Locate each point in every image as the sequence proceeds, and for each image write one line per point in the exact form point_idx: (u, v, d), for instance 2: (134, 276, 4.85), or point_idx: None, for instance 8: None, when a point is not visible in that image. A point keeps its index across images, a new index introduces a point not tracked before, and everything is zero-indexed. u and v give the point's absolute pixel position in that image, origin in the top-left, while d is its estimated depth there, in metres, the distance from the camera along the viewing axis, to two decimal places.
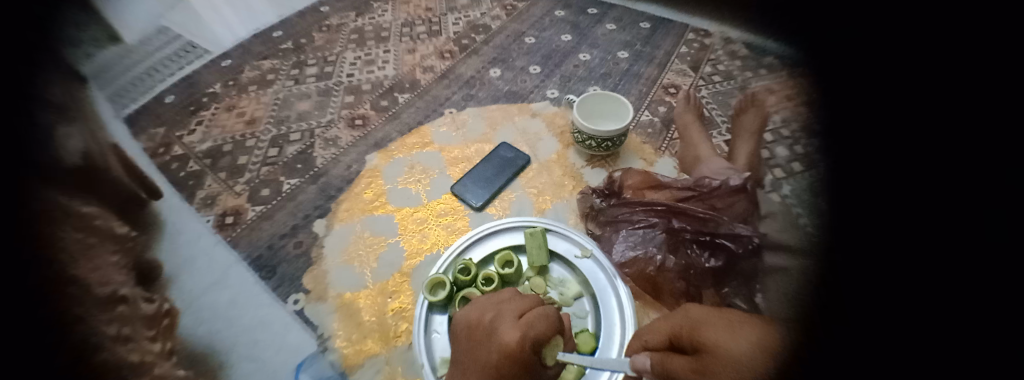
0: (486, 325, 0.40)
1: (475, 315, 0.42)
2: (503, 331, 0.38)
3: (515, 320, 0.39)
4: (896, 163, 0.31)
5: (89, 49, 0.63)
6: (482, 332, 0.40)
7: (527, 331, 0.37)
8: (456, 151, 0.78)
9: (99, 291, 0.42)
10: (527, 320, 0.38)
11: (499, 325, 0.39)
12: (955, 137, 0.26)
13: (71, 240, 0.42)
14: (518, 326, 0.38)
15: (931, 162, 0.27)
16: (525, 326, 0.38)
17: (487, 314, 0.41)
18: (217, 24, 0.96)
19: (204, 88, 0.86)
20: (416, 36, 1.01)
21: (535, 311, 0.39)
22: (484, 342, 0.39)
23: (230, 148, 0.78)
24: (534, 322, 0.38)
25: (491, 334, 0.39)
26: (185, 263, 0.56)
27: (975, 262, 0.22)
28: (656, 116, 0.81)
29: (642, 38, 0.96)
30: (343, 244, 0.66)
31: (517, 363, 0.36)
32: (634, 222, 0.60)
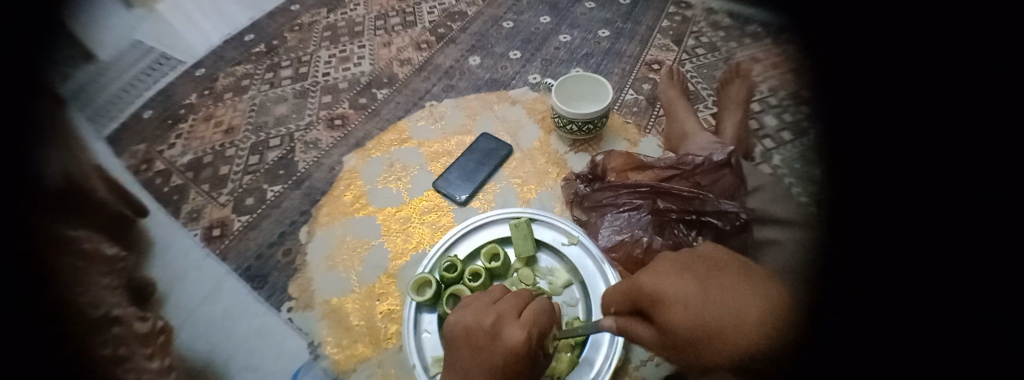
0: (488, 330, 0.39)
1: (473, 320, 0.41)
2: (509, 333, 0.38)
3: (518, 319, 0.40)
4: (911, 245, 0.29)
5: None
6: (482, 337, 0.39)
7: (530, 327, 0.39)
8: (436, 146, 0.76)
9: (92, 313, 0.41)
10: (529, 318, 0.40)
11: (502, 326, 0.39)
12: (956, 236, 0.25)
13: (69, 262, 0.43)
14: (522, 325, 0.39)
15: (937, 249, 0.26)
16: (529, 322, 0.39)
17: (486, 317, 0.40)
18: (186, 29, 0.92)
19: (180, 100, 0.81)
20: (391, 29, 0.97)
21: (532, 307, 0.42)
22: (487, 346, 0.38)
23: (211, 159, 0.75)
24: (536, 318, 0.40)
25: (496, 338, 0.38)
26: (177, 280, 0.53)
27: (983, 291, 0.22)
28: (641, 94, 0.80)
29: (621, 14, 0.93)
30: (326, 250, 0.66)
31: (521, 359, 0.37)
32: (619, 206, 0.59)
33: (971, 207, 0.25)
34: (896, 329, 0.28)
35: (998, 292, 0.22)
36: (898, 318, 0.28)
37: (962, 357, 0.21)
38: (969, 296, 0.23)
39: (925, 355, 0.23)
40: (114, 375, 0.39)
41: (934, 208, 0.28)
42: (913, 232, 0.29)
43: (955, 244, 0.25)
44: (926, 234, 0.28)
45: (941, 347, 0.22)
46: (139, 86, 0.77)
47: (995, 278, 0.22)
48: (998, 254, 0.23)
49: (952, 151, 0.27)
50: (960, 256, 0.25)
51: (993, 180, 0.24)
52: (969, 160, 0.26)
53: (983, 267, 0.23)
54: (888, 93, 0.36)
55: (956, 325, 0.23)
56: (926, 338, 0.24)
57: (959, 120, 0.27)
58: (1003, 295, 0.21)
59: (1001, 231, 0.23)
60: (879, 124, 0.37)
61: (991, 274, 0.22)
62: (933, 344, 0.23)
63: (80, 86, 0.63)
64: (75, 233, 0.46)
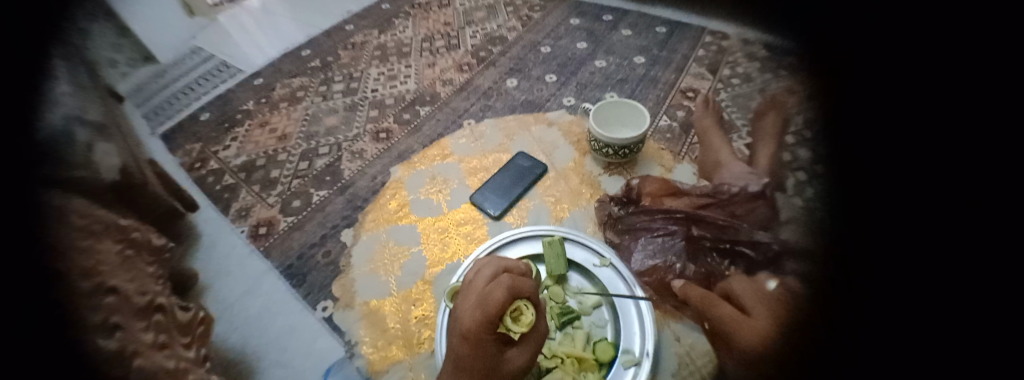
0: (456, 310, 0.45)
1: (451, 304, 0.48)
2: (463, 318, 0.42)
3: (472, 302, 0.42)
4: (904, 227, 0.24)
5: (110, 53, 0.61)
6: (454, 317, 0.46)
7: (478, 313, 0.40)
8: (475, 162, 0.80)
9: (136, 301, 0.40)
10: (479, 303, 0.41)
11: (463, 308, 0.44)
12: (968, 253, 0.20)
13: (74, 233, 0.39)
14: (473, 310, 0.41)
15: (949, 250, 0.21)
16: (478, 306, 0.41)
17: (457, 302, 0.46)
18: (251, 48, 1.02)
19: (238, 106, 0.89)
20: (435, 50, 1.04)
21: (486, 291, 0.41)
22: (455, 327, 0.45)
23: (264, 162, 0.83)
24: (487, 301, 0.40)
25: (458, 318, 0.44)
26: (220, 274, 0.56)
27: (979, 291, 0.19)
28: (675, 122, 0.83)
29: (658, 42, 0.95)
30: (368, 254, 0.70)
31: (472, 342, 0.41)
32: (654, 231, 0.58)
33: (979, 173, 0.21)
34: (882, 323, 0.25)
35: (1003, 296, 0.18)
36: (890, 330, 0.23)
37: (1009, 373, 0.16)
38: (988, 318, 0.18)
39: (924, 344, 0.20)
40: (153, 360, 0.38)
41: (929, 219, 0.23)
42: (905, 229, 0.24)
43: (977, 251, 0.20)
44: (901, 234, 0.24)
45: (953, 339, 0.19)
46: (198, 90, 0.85)
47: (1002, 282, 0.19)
48: (1004, 268, 0.19)
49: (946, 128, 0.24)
50: (972, 261, 0.20)
51: (980, 184, 0.21)
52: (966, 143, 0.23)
53: (986, 277, 0.19)
54: (907, 69, 0.29)
55: (979, 338, 0.18)
56: (946, 316, 0.20)
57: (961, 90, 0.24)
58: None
59: (1013, 241, 0.19)
60: (861, 105, 0.33)
61: (987, 282, 0.19)
62: (948, 331, 0.19)
63: (137, 84, 0.67)
64: (127, 222, 0.46)
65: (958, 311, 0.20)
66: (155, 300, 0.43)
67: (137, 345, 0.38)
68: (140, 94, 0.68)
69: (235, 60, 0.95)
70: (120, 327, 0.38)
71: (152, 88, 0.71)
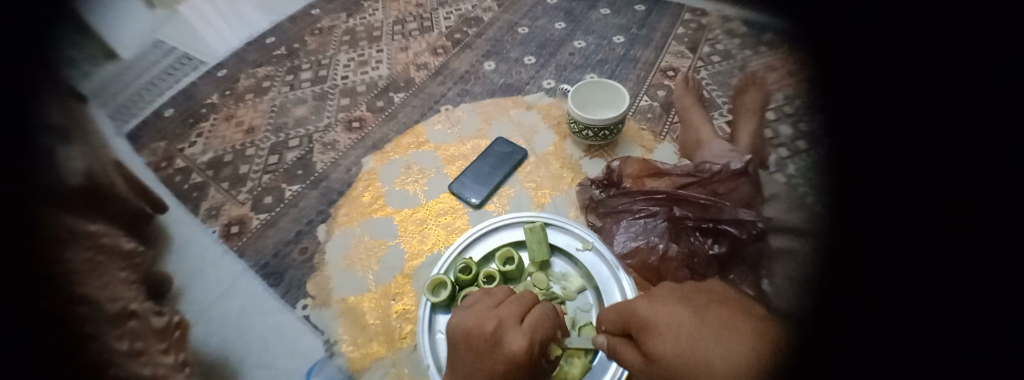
0: (489, 337, 0.38)
1: (474, 324, 0.40)
2: (510, 340, 0.37)
3: (519, 325, 0.39)
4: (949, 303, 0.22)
5: (88, 67, 0.65)
6: (482, 341, 0.38)
7: (533, 334, 0.38)
8: (452, 149, 0.77)
9: (110, 308, 0.42)
10: (531, 325, 0.39)
11: (504, 333, 0.38)
12: (985, 309, 0.20)
13: (81, 260, 0.43)
14: (523, 331, 0.38)
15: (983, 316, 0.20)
16: (530, 329, 0.39)
17: (487, 323, 0.39)
18: (210, 34, 0.95)
19: (202, 99, 0.85)
20: (408, 34, 0.99)
21: (534, 314, 0.41)
22: (487, 353, 0.38)
23: (231, 158, 0.78)
24: (537, 325, 0.39)
25: (497, 344, 0.37)
26: (193, 276, 0.55)
27: (979, 315, 0.21)
28: (655, 101, 0.80)
29: (637, 21, 0.94)
30: (344, 249, 0.67)
31: (523, 365, 0.37)
32: (635, 213, 0.58)
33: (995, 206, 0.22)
34: (870, 336, 0.26)
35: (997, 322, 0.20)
36: (894, 330, 0.25)
37: (958, 341, 0.20)
38: (973, 301, 0.21)
39: (901, 361, 0.22)
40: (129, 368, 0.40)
41: (981, 282, 0.21)
42: (949, 303, 0.22)
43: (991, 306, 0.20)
44: (924, 240, 0.26)
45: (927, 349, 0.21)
46: (161, 85, 0.82)
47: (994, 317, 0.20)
48: (1000, 308, 0.20)
49: (966, 144, 0.25)
50: (979, 314, 0.21)
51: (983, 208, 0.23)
52: (984, 164, 0.23)
53: (983, 314, 0.20)
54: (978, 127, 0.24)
55: (927, 361, 0.20)
56: (924, 346, 0.21)
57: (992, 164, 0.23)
58: (1003, 292, 0.20)
59: (1007, 287, 0.20)
60: (881, 150, 0.33)
61: (989, 314, 0.20)
62: (926, 345, 0.21)
63: (100, 83, 0.67)
64: (95, 228, 0.48)
65: (934, 337, 0.21)
66: (129, 307, 0.44)
67: (112, 353, 0.39)
68: (110, 91, 0.69)
69: (199, 51, 0.91)
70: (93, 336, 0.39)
71: (117, 86, 0.72)
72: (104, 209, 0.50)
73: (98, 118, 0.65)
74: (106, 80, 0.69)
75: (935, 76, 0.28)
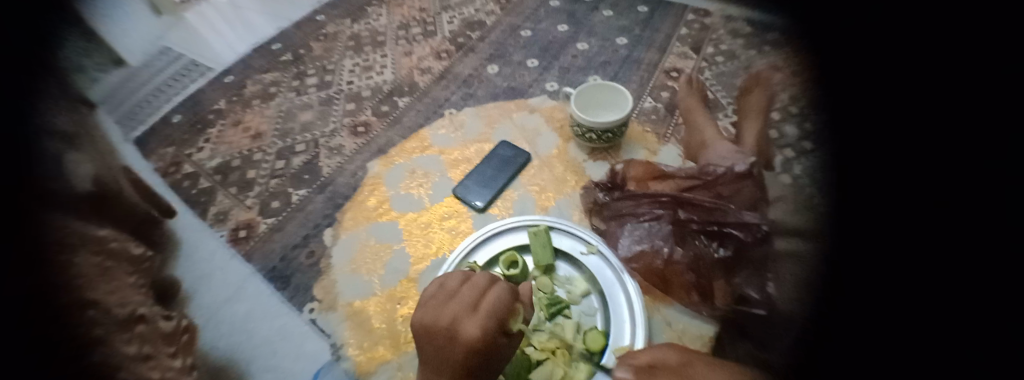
0: (444, 331, 0.36)
1: (430, 321, 0.38)
2: (464, 329, 0.35)
3: (474, 313, 0.37)
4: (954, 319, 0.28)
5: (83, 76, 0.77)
6: (440, 333, 0.37)
7: (488, 322, 0.36)
8: (456, 153, 0.78)
9: (117, 313, 0.47)
10: (485, 311, 0.37)
11: (459, 323, 0.36)
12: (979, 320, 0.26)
13: (84, 265, 0.49)
14: (478, 320, 0.36)
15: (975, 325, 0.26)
16: (485, 315, 0.36)
17: (442, 318, 0.37)
18: (217, 43, 0.97)
19: (209, 106, 0.87)
20: (412, 38, 1.00)
21: (489, 299, 0.38)
22: (444, 345, 0.36)
23: (239, 163, 0.79)
24: (493, 310, 0.37)
25: (452, 335, 0.36)
26: (201, 280, 0.60)
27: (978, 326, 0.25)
28: (659, 102, 0.79)
29: (640, 22, 0.93)
30: (350, 254, 0.67)
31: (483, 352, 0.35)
32: (640, 216, 0.58)
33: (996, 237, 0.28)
34: (884, 350, 0.32)
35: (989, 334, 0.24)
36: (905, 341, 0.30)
37: (964, 344, 0.25)
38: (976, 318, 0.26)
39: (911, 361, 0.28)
40: None
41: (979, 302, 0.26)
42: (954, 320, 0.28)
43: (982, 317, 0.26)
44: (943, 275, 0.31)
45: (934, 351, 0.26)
46: (168, 91, 0.86)
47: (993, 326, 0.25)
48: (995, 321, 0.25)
49: (977, 200, 0.30)
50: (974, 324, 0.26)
51: (988, 240, 0.28)
52: (987, 209, 0.29)
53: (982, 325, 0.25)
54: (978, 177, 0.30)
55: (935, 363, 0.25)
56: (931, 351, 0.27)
57: (990, 208, 0.29)
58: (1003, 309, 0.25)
59: (1004, 306, 0.25)
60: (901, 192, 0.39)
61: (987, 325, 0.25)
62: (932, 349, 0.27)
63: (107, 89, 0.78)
64: (104, 233, 0.54)
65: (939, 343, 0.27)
66: (137, 310, 0.50)
67: (121, 357, 0.44)
68: (115, 98, 0.78)
69: (207, 58, 0.93)
70: (103, 338, 0.44)
71: (124, 92, 0.80)
72: (107, 214, 0.56)
73: (105, 123, 0.75)
74: (108, 90, 0.78)
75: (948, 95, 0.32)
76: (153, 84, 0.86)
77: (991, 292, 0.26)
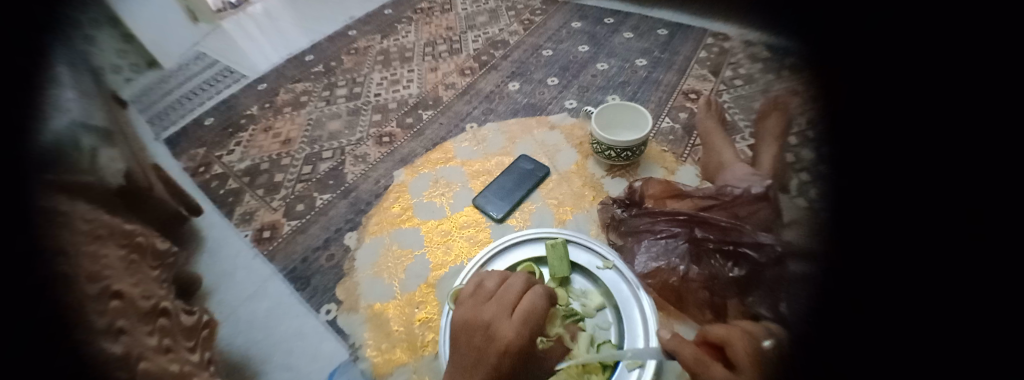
0: (483, 331, 0.43)
1: (473, 320, 0.44)
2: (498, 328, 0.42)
3: (509, 317, 0.43)
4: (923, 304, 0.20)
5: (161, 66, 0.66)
6: (479, 334, 0.43)
7: (521, 328, 0.42)
8: (478, 165, 0.80)
9: (142, 304, 0.37)
10: (520, 315, 0.43)
11: (493, 321, 0.43)
12: (954, 302, 0.19)
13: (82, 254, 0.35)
14: (512, 322, 0.42)
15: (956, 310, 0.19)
16: (519, 320, 0.42)
17: (483, 320, 0.44)
18: (253, 54, 1.04)
19: (241, 111, 0.92)
20: (438, 55, 1.05)
21: (523, 305, 0.44)
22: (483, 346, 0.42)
23: (267, 167, 0.83)
24: (526, 316, 0.43)
25: (488, 335, 0.42)
26: (224, 276, 0.55)
27: (971, 309, 0.18)
28: (677, 123, 0.82)
29: (660, 45, 0.96)
30: (373, 257, 0.70)
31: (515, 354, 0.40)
32: (657, 233, 0.58)
33: (981, 184, 0.20)
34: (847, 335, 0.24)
35: (997, 329, 0.17)
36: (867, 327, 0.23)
37: (967, 340, 0.17)
38: (962, 305, 0.19)
39: (894, 346, 0.20)
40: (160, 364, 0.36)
41: (950, 286, 0.20)
42: (918, 302, 0.21)
43: (954, 297, 0.19)
44: (946, 258, 0.21)
45: (934, 335, 0.19)
46: (202, 94, 0.85)
47: (990, 317, 0.18)
48: (995, 316, 0.18)
49: (963, 169, 0.21)
50: (960, 306, 0.19)
51: (976, 198, 0.21)
52: (975, 173, 0.21)
53: (976, 312, 0.18)
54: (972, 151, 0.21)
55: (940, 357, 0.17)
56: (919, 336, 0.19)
57: (962, 168, 0.21)
58: (1005, 298, 0.18)
59: (999, 294, 0.18)
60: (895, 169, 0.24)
61: (985, 314, 0.18)
62: (924, 335, 0.19)
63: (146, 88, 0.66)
64: (133, 227, 0.43)
65: (932, 325, 0.19)
66: (160, 304, 0.40)
67: (144, 349, 0.36)
68: (151, 97, 0.67)
69: (237, 62, 0.98)
70: (127, 331, 0.35)
71: (159, 93, 0.69)
72: (139, 210, 0.45)
73: (138, 125, 0.63)
74: (147, 87, 0.65)
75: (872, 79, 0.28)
76: (191, 85, 0.81)
77: (986, 285, 0.18)
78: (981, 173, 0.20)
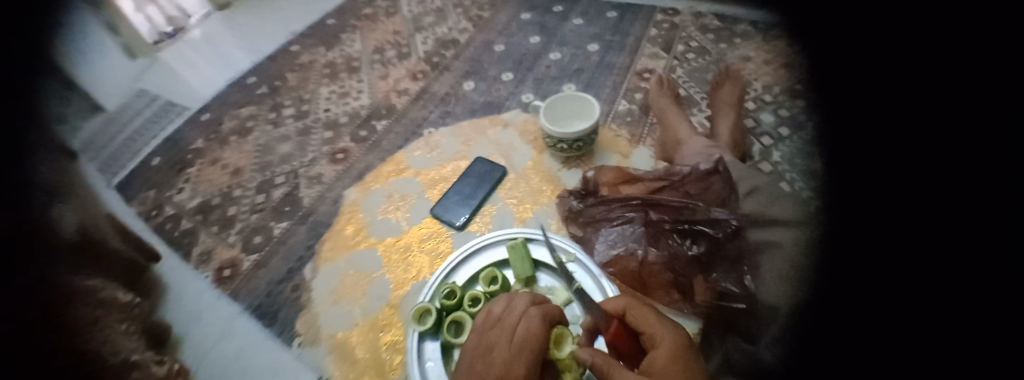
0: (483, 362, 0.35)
1: (475, 358, 0.36)
2: (497, 358, 0.34)
3: (509, 340, 0.35)
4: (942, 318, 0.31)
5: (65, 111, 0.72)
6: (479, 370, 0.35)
7: (522, 345, 0.35)
8: (433, 173, 0.78)
9: (113, 359, 0.48)
10: (521, 336, 0.36)
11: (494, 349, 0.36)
12: (965, 313, 0.30)
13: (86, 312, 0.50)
14: (512, 346, 0.35)
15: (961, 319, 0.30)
16: (519, 339, 0.35)
17: (481, 351, 0.36)
18: (197, 83, 0.99)
19: (187, 146, 0.87)
20: (388, 61, 1.01)
21: (522, 326, 0.37)
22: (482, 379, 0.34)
23: (219, 201, 0.78)
24: (527, 336, 0.36)
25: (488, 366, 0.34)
26: (191, 320, 0.61)
27: (976, 317, 0.29)
28: (633, 104, 0.82)
29: (610, 27, 0.96)
30: (331, 284, 0.67)
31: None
32: (613, 220, 0.58)
33: (976, 222, 0.31)
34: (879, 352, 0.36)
35: (988, 330, 0.27)
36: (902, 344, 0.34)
37: (972, 339, 0.28)
38: (970, 315, 0.29)
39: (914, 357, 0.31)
40: None
41: (959, 300, 0.31)
42: (941, 316, 0.32)
43: (963, 308, 0.30)
44: (954, 275, 0.32)
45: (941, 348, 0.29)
46: (148, 134, 0.87)
47: (986, 321, 0.28)
48: (988, 319, 0.28)
49: (967, 198, 0.32)
50: (967, 316, 0.29)
51: (981, 233, 0.30)
52: (974, 206, 0.31)
53: (978, 319, 0.28)
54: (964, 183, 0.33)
55: (949, 356, 0.28)
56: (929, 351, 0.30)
57: (972, 204, 0.32)
58: (990, 307, 0.28)
59: (992, 305, 0.28)
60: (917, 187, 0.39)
61: (983, 318, 0.28)
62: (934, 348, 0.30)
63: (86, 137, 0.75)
64: (94, 283, 0.54)
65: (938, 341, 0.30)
66: (130, 357, 0.50)
67: None
68: (97, 144, 0.78)
69: (185, 97, 0.95)
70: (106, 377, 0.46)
71: (105, 138, 0.80)
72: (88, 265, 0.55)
73: (87, 171, 0.72)
74: (94, 133, 0.77)
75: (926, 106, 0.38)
76: (130, 126, 0.86)
77: (982, 297, 0.28)
78: (977, 209, 0.31)
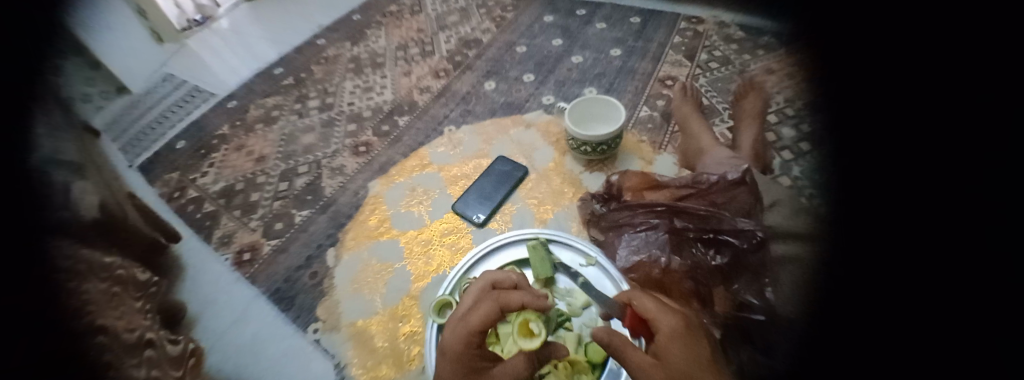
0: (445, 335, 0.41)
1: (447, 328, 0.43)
2: (449, 338, 0.39)
3: (460, 321, 0.39)
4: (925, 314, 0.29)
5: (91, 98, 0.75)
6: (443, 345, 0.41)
7: (465, 328, 0.37)
8: (456, 169, 0.79)
9: (126, 338, 0.47)
10: (469, 316, 0.39)
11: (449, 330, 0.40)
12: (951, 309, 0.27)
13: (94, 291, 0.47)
14: (459, 326, 0.38)
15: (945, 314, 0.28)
16: (465, 322, 0.38)
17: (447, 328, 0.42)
18: (224, 72, 1.02)
19: (213, 131, 0.90)
20: (411, 58, 1.03)
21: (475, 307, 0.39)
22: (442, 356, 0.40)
23: (243, 186, 0.81)
24: (474, 314, 0.38)
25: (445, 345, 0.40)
26: (208, 303, 0.61)
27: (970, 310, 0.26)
28: (655, 111, 0.81)
29: (633, 33, 0.96)
30: (352, 273, 0.68)
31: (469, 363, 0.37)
32: (636, 226, 0.60)
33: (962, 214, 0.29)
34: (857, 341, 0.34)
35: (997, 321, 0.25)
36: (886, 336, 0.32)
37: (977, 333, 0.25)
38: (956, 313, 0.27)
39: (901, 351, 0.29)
40: None
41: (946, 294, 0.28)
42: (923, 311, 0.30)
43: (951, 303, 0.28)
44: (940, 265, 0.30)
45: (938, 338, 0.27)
46: (172, 117, 0.89)
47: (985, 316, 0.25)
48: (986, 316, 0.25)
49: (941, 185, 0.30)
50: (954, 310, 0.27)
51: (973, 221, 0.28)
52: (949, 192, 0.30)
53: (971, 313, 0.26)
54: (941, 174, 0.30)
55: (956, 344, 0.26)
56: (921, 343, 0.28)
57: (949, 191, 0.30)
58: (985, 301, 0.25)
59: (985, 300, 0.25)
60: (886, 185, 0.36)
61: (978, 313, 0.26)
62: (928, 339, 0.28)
63: (112, 117, 0.79)
64: (113, 259, 0.53)
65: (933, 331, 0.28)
66: (145, 335, 0.50)
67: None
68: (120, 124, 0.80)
69: (208, 83, 0.97)
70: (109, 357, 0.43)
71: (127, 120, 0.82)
72: (114, 240, 0.55)
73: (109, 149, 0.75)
74: (116, 115, 0.80)
75: (909, 78, 0.35)
76: (157, 109, 0.88)
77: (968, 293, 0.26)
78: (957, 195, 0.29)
